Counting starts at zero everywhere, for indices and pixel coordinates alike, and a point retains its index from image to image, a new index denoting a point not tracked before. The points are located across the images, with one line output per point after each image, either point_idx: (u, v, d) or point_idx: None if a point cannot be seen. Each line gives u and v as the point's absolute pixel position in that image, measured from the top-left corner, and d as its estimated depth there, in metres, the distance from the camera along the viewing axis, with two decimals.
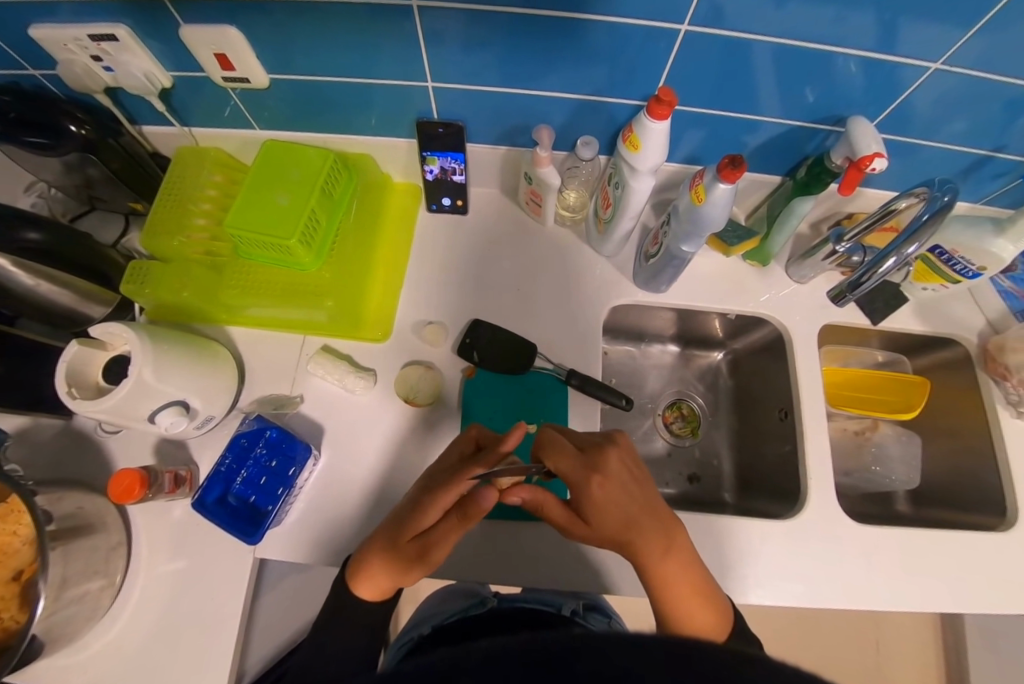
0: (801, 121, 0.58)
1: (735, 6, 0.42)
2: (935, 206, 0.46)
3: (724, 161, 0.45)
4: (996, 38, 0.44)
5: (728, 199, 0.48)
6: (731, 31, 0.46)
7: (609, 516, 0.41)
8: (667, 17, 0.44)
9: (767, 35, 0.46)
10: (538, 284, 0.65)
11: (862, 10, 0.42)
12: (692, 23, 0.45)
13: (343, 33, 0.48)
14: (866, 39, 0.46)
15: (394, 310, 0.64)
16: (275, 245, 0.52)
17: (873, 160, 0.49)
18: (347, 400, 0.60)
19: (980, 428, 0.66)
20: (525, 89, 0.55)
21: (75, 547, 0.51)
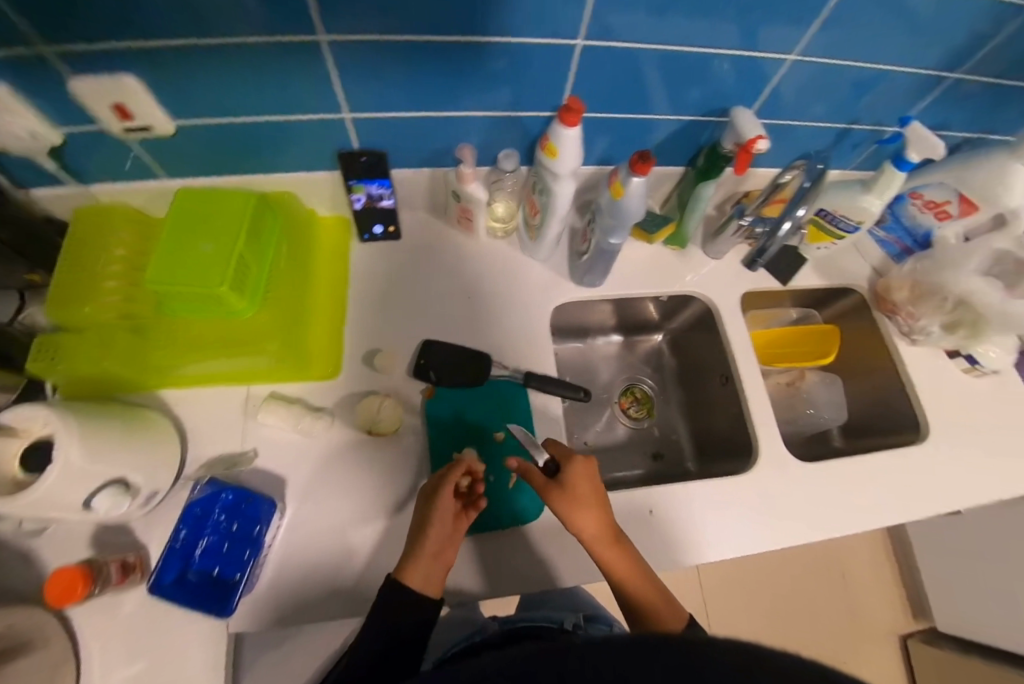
0: (694, 115, 0.64)
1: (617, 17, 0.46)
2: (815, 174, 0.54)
3: (634, 157, 0.49)
4: (833, 32, 0.52)
5: (642, 190, 0.53)
6: (618, 42, 0.50)
7: (589, 494, 0.49)
8: (556, 35, 0.47)
9: (651, 44, 0.51)
10: (483, 295, 0.66)
11: (723, 17, 0.48)
12: (586, 38, 0.49)
13: (251, 74, 0.47)
14: (734, 43, 0.52)
15: (342, 345, 0.62)
16: (203, 295, 0.49)
17: (757, 141, 0.56)
18: (305, 444, 0.58)
19: (887, 360, 0.76)
20: (439, 112, 0.56)
21: (10, 672, 0.44)
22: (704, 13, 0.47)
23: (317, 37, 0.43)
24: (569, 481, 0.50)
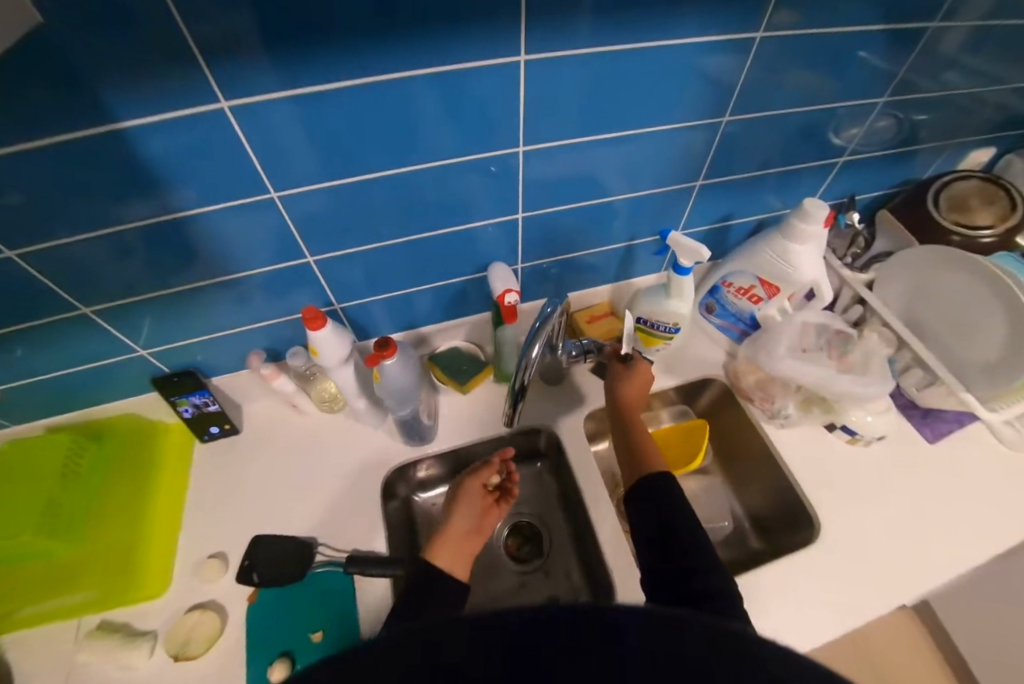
0: (467, 277, 0.69)
1: (342, 232, 0.56)
2: (541, 317, 0.55)
3: (377, 345, 0.53)
4: (541, 192, 0.60)
5: (400, 368, 0.57)
6: (349, 250, 0.59)
7: (637, 389, 0.64)
8: (288, 256, 0.57)
9: (380, 243, 0.59)
10: (321, 470, 0.67)
11: (431, 207, 0.57)
12: (313, 256, 0.58)
13: (58, 336, 0.55)
14: (465, 217, 0.59)
15: (174, 555, 0.61)
16: (6, 549, 0.52)
17: (508, 296, 0.59)
18: (122, 682, 0.54)
19: (764, 450, 0.73)
20: (247, 324, 0.64)
21: None
22: (405, 213, 0.56)
23: (78, 308, 0.53)
24: (626, 367, 0.66)
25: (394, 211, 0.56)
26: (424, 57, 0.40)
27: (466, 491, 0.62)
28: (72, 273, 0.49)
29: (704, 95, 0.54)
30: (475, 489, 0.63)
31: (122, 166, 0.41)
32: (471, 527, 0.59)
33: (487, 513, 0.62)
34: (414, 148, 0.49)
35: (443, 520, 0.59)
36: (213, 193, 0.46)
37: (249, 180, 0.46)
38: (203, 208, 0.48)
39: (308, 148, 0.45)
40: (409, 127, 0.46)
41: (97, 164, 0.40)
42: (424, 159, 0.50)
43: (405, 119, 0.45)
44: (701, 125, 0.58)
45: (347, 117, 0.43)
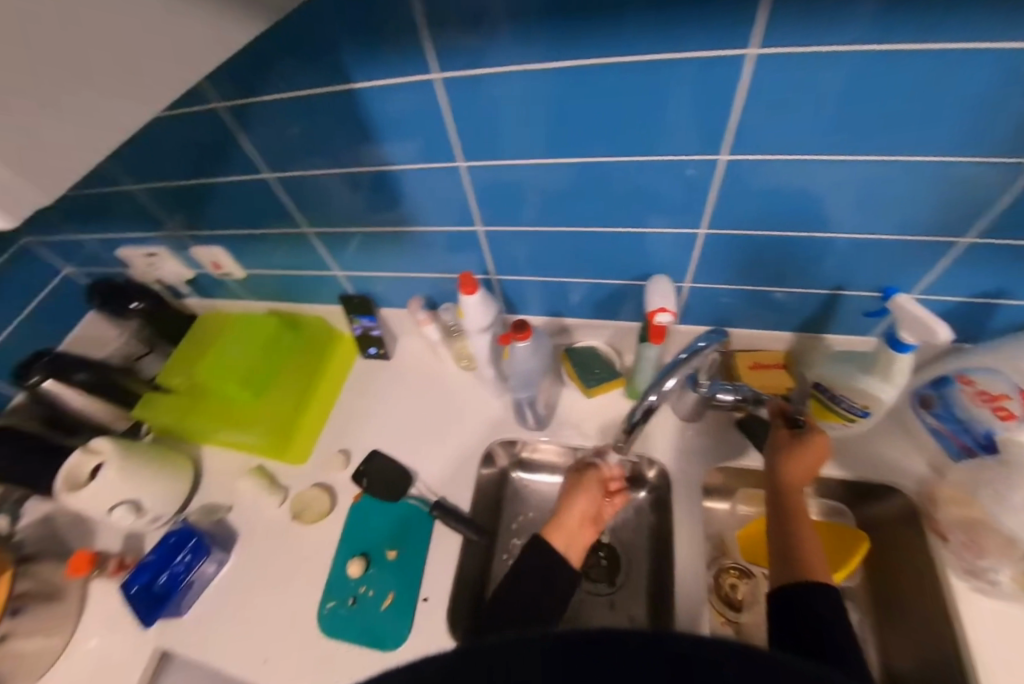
0: (627, 280, 0.64)
1: (511, 208, 0.58)
2: (690, 349, 0.49)
3: (514, 327, 0.54)
4: (739, 208, 0.52)
5: (529, 353, 0.56)
6: (518, 225, 0.60)
7: (802, 468, 0.55)
8: (466, 221, 0.61)
9: (548, 225, 0.59)
10: (437, 416, 0.74)
11: (605, 203, 0.55)
12: (485, 223, 0.61)
13: (293, 244, 0.71)
14: (642, 219, 0.55)
15: (315, 439, 0.75)
16: (222, 385, 0.73)
17: (659, 315, 0.54)
18: (260, 513, 0.70)
19: (940, 609, 0.55)
20: (418, 270, 0.71)
21: None
22: (582, 201, 0.55)
23: (306, 227, 0.67)
24: (794, 440, 0.56)
25: (569, 198, 0.55)
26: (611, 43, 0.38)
27: (578, 478, 0.58)
28: (312, 194, 0.61)
29: (996, 124, 0.39)
30: (590, 478, 0.58)
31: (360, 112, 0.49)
32: (587, 517, 0.56)
33: (605, 507, 0.57)
34: (603, 138, 0.47)
35: (557, 505, 0.56)
36: (410, 154, 0.53)
37: (442, 148, 0.52)
38: (402, 166, 0.55)
39: (497, 122, 0.48)
40: (597, 116, 0.45)
41: (333, 119, 0.50)
42: (614, 150, 0.48)
43: (596, 104, 0.44)
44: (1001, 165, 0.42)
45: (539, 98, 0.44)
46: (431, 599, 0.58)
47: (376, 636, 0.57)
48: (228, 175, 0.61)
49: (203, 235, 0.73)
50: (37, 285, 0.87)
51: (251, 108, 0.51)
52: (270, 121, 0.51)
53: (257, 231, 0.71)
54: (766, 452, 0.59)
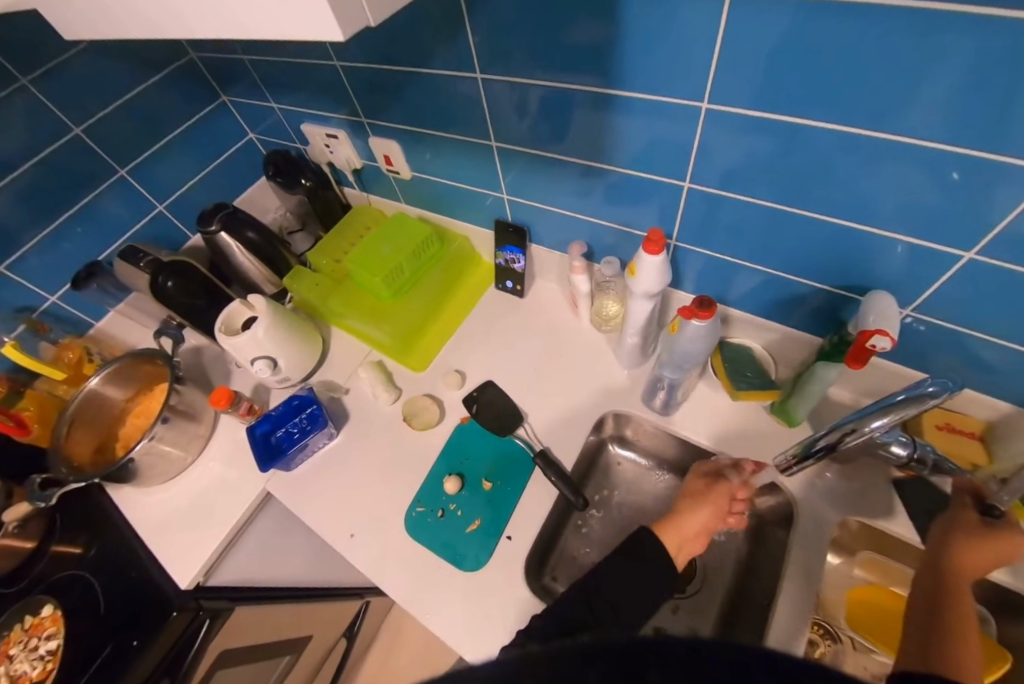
0: (831, 288, 0.54)
1: (728, 168, 0.49)
2: (913, 390, 0.39)
3: (695, 301, 0.48)
4: None
5: (701, 336, 0.50)
6: (742, 194, 0.51)
7: (971, 556, 0.45)
8: (672, 175, 0.53)
9: (764, 199, 0.49)
10: (554, 370, 0.72)
11: (824, 184, 0.44)
12: (693, 181, 0.53)
13: (467, 157, 0.70)
14: (884, 221, 0.44)
15: (437, 352, 0.78)
16: (370, 279, 0.77)
17: (873, 337, 0.44)
18: (372, 403, 0.75)
19: None
20: (586, 213, 0.66)
21: (177, 422, 0.71)
22: (819, 180, 0.44)
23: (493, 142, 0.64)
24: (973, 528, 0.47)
25: (797, 173, 0.45)
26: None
27: (710, 488, 0.54)
28: (506, 113, 0.58)
29: None
30: (715, 492, 0.54)
31: (601, 36, 0.43)
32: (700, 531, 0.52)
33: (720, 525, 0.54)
34: (858, 99, 0.36)
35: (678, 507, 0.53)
36: (647, 80, 0.45)
37: (692, 80, 0.42)
38: (631, 93, 0.47)
39: (725, 57, 0.39)
40: (858, 71, 0.34)
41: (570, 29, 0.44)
42: (866, 122, 0.37)
43: (863, 62, 0.34)
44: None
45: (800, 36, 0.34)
46: (514, 539, 0.59)
47: (454, 553, 0.58)
48: (434, 65, 0.58)
49: (385, 128, 0.74)
50: (232, 142, 0.97)
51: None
52: (501, 22, 0.47)
53: (433, 132, 0.69)
54: (935, 533, 0.50)
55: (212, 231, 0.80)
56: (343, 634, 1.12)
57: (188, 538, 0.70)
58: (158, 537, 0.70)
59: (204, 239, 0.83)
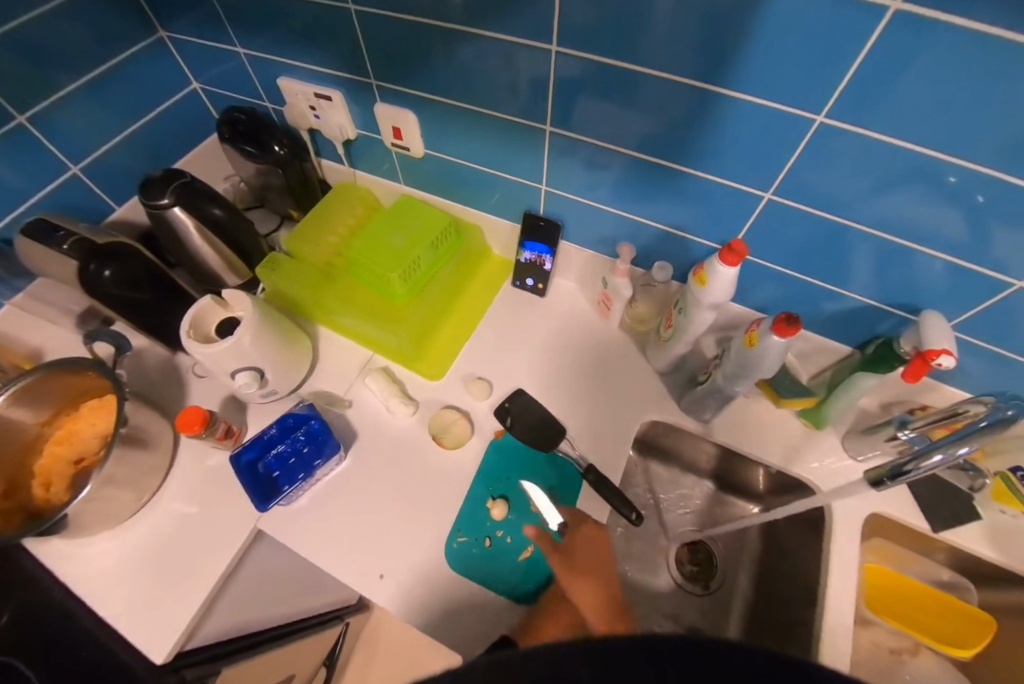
0: (877, 302, 0.55)
1: (802, 174, 0.45)
2: (996, 414, 0.40)
3: (779, 316, 0.46)
4: None
5: (782, 352, 0.49)
6: (808, 205, 0.48)
7: None
8: (749, 181, 0.49)
9: (833, 214, 0.48)
10: (582, 380, 0.67)
11: (881, 198, 0.44)
12: (776, 194, 0.49)
13: (497, 139, 0.61)
14: (946, 241, 0.44)
15: (454, 356, 0.69)
16: (381, 273, 0.67)
17: (940, 355, 0.46)
18: (384, 419, 0.65)
19: None
20: (630, 211, 0.61)
21: (129, 455, 0.55)
22: (891, 194, 0.43)
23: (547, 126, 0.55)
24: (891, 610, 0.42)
25: (872, 190, 0.43)
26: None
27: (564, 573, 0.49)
28: (560, 95, 0.51)
29: None
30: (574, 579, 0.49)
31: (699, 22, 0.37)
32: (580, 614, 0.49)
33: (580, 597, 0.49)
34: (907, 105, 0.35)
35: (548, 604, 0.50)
36: (754, 80, 0.39)
37: (797, 84, 0.38)
38: (739, 93, 0.42)
39: (813, 64, 0.36)
40: (901, 85, 0.34)
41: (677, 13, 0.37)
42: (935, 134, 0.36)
43: (920, 80, 0.33)
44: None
45: (929, 60, 0.32)
46: None
47: (506, 586, 0.53)
48: (483, 27, 0.47)
49: (396, 93, 0.62)
50: (171, 92, 0.78)
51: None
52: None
53: (460, 105, 0.59)
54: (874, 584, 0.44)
55: (162, 205, 0.60)
56: (321, 664, 1.01)
57: (157, 599, 0.55)
58: (108, 603, 0.55)
59: (147, 211, 0.62)
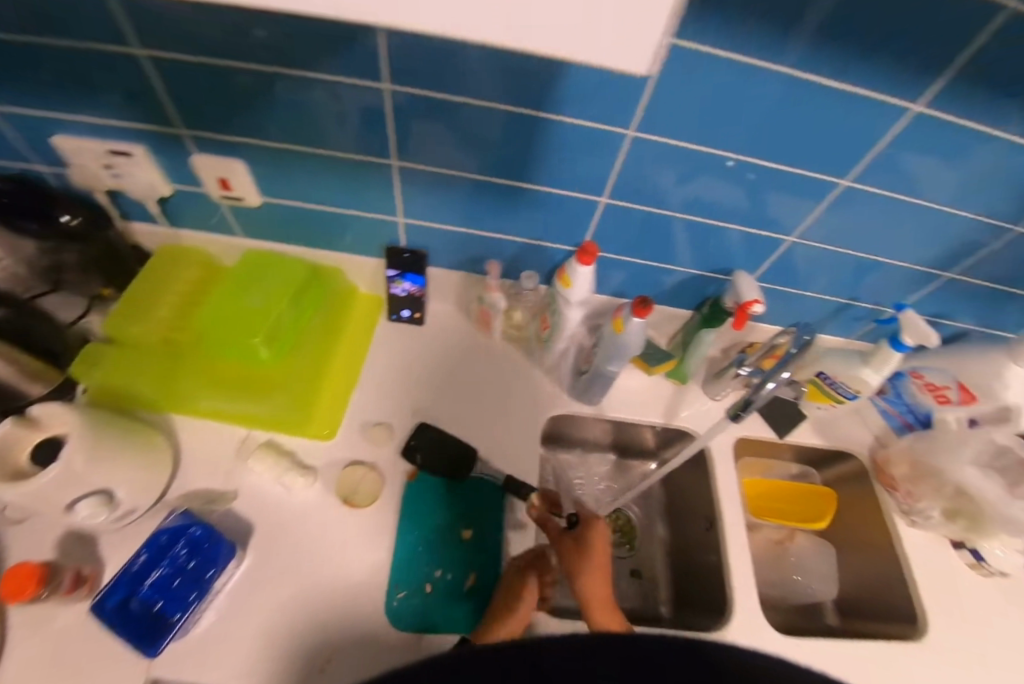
0: (702, 271, 0.68)
1: (621, 185, 0.55)
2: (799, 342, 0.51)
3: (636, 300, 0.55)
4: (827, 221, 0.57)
5: (641, 332, 0.57)
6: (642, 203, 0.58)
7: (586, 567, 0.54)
8: (589, 191, 0.57)
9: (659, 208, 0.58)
10: (483, 396, 0.69)
11: (687, 189, 0.55)
12: (612, 197, 0.57)
13: (340, 178, 0.58)
14: (737, 214, 0.57)
15: (344, 411, 0.65)
16: (239, 339, 0.59)
17: (752, 306, 0.59)
18: (283, 500, 0.58)
19: (885, 539, 0.74)
20: (488, 230, 0.64)
21: None
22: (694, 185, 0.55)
23: (389, 159, 0.55)
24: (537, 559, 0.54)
25: (681, 185, 0.55)
26: (784, 49, 0.39)
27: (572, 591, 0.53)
28: (396, 127, 0.51)
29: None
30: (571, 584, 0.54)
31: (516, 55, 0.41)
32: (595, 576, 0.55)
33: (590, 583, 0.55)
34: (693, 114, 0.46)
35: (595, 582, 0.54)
36: (573, 106, 0.47)
37: (610, 106, 0.46)
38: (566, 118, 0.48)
39: (619, 89, 0.44)
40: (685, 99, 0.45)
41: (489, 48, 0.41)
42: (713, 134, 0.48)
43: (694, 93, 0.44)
44: (999, 230, 0.56)
45: (694, 81, 0.43)
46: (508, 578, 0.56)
47: (453, 622, 0.52)
48: (306, 69, 0.45)
49: (212, 141, 0.55)
50: None
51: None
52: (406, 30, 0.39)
53: (293, 148, 0.55)
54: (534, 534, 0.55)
55: None
56: None
57: None
58: None
59: None
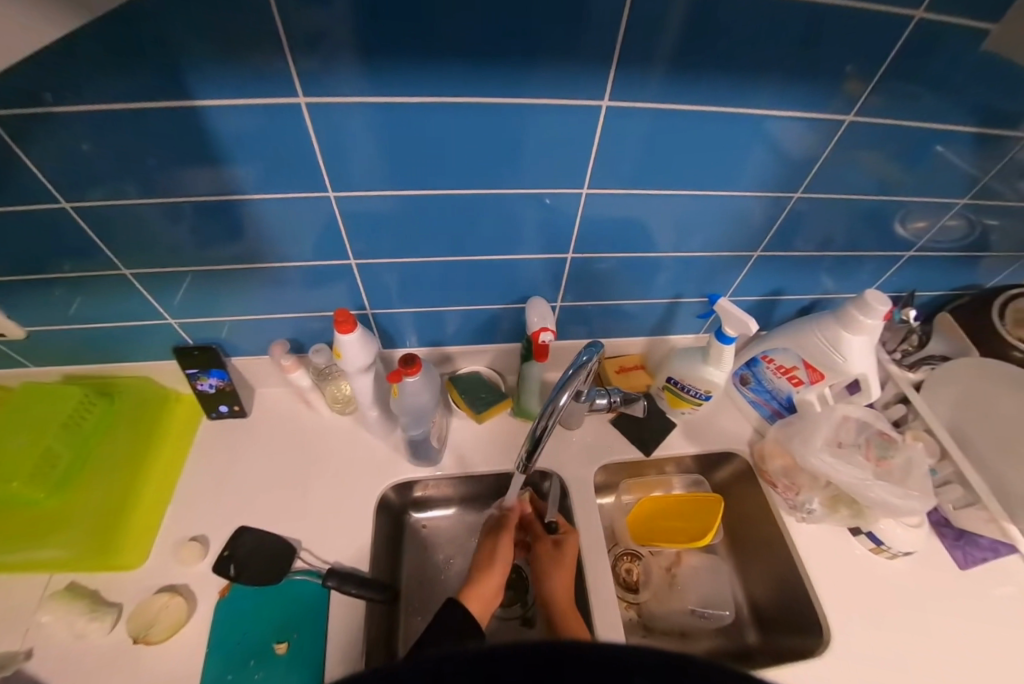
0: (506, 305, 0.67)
1: (369, 241, 0.54)
2: (578, 362, 0.49)
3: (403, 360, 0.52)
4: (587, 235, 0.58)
5: (421, 388, 0.55)
6: (400, 258, 0.57)
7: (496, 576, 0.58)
8: (330, 256, 0.55)
9: (410, 258, 0.57)
10: (314, 479, 0.65)
11: (423, 236, 0.54)
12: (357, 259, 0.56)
13: (97, 293, 0.56)
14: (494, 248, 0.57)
15: (155, 531, 0.60)
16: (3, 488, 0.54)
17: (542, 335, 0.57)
18: (77, 653, 0.52)
19: (777, 535, 0.69)
20: (276, 312, 0.62)
21: None
22: (438, 232, 0.54)
23: (122, 270, 0.53)
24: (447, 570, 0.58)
25: (423, 237, 0.55)
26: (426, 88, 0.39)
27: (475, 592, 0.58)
28: (116, 233, 0.49)
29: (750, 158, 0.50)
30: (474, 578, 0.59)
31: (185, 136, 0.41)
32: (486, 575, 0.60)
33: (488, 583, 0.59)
34: (368, 169, 0.46)
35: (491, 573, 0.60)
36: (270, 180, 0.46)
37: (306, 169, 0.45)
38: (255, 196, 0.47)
39: (296, 154, 0.44)
40: (347, 158, 0.44)
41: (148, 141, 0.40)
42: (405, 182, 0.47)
43: (349, 150, 0.43)
44: (768, 196, 0.55)
45: (353, 137, 0.43)
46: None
47: None
48: None
49: None
50: None
51: (42, 119, 0.37)
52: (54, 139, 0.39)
53: (30, 275, 0.53)
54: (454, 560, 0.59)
55: None
56: None
57: None
58: None
59: None
